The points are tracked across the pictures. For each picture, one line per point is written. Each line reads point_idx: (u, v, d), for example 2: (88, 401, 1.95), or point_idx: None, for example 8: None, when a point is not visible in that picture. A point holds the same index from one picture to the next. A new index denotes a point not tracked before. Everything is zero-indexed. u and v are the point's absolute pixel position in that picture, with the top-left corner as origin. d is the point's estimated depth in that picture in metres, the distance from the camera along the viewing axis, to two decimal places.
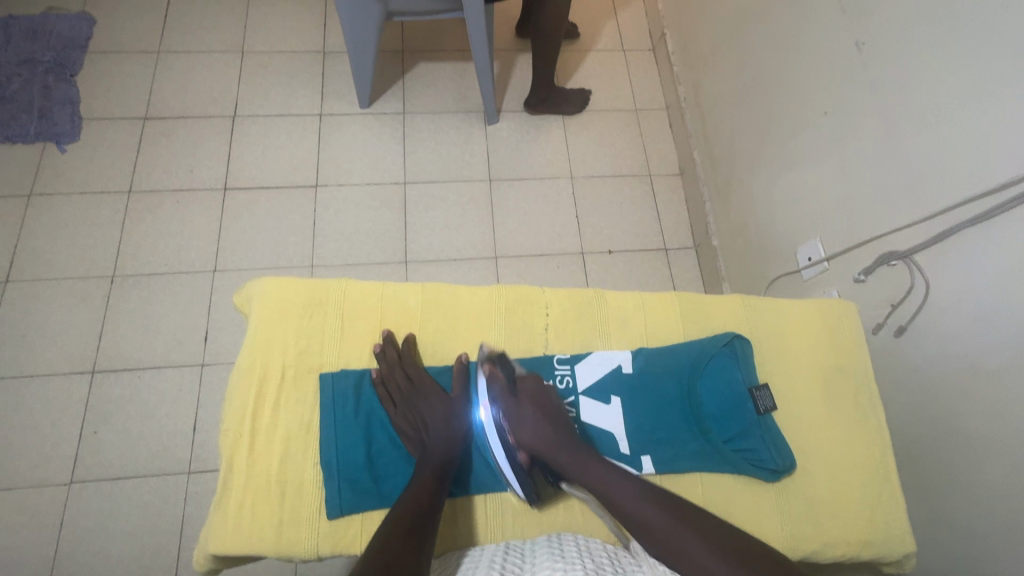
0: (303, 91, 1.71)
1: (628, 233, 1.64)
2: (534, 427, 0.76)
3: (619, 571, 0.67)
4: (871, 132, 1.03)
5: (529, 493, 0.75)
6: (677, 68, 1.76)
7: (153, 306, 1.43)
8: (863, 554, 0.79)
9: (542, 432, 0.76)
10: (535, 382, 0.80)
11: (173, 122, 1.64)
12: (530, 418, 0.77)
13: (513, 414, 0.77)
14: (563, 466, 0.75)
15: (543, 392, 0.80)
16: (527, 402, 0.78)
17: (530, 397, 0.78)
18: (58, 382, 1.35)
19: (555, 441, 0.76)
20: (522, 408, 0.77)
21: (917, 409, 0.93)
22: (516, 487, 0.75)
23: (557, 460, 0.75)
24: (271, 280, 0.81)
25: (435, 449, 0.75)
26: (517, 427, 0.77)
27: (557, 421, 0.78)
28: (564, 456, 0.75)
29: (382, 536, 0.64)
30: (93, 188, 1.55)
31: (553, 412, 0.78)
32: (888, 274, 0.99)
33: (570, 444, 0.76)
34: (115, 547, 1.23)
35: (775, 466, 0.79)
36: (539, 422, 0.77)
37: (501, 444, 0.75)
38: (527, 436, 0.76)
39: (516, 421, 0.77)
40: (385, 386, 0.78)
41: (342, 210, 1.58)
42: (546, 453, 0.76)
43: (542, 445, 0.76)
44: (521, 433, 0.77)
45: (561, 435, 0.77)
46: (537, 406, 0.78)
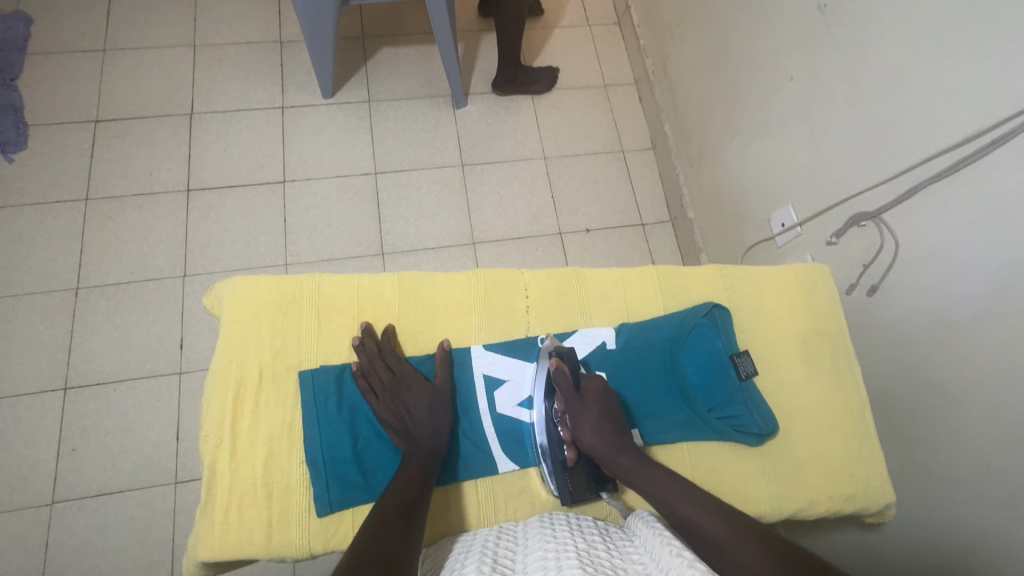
0: (262, 84, 1.65)
1: (605, 211, 1.64)
2: (593, 428, 0.76)
3: (613, 551, 0.67)
4: (837, 94, 1.04)
5: (565, 490, 0.77)
6: (644, 40, 1.75)
7: (122, 316, 1.39)
8: (846, 508, 0.82)
9: (602, 433, 0.76)
10: (599, 383, 0.79)
11: (127, 123, 1.57)
12: (589, 417, 0.76)
13: (574, 412, 0.77)
14: (618, 470, 0.75)
15: (607, 392, 0.79)
16: (591, 401, 0.77)
17: (595, 397, 0.78)
18: (29, 402, 1.30)
19: (611, 443, 0.75)
20: (584, 409, 0.77)
21: (892, 363, 0.95)
22: (552, 485, 0.78)
23: (608, 462, 0.75)
24: (241, 280, 0.79)
25: (423, 438, 0.74)
26: (577, 424, 0.76)
27: (617, 423, 0.77)
28: (619, 458, 0.75)
29: (369, 533, 0.62)
30: (46, 198, 1.48)
31: (615, 414, 0.78)
32: (859, 235, 1.01)
33: (627, 447, 0.76)
34: (105, 563, 1.20)
35: (758, 430, 0.80)
36: (599, 422, 0.76)
37: (550, 440, 0.78)
38: (585, 435, 0.76)
39: (576, 420, 0.76)
40: (368, 377, 0.76)
41: (313, 204, 1.54)
42: (597, 456, 0.76)
43: (600, 446, 0.75)
44: (580, 433, 0.76)
45: (620, 438, 0.76)
46: (600, 407, 0.77)
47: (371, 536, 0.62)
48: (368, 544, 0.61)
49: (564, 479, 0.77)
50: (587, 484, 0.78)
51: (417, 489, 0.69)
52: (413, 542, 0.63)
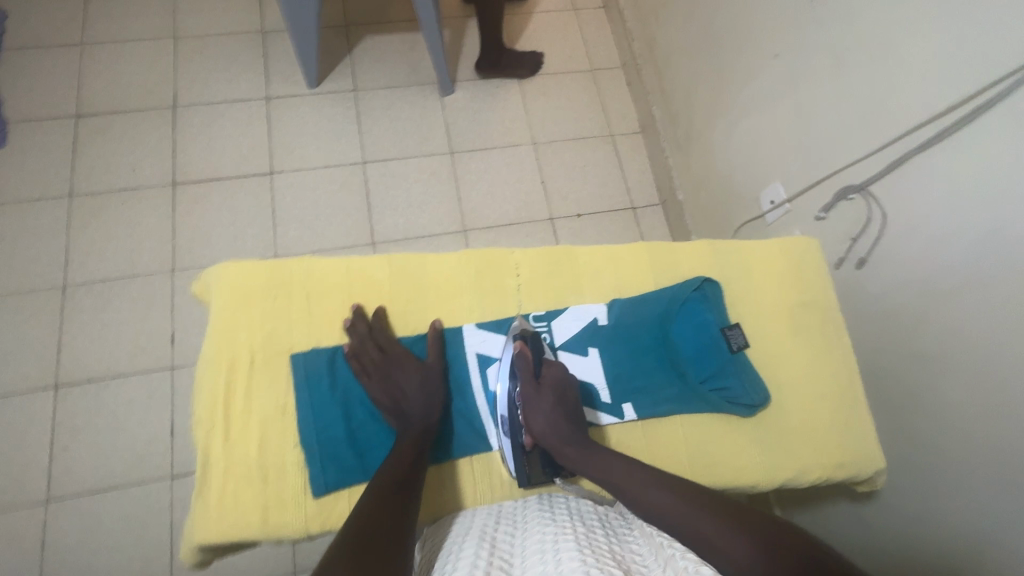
0: (245, 75, 1.63)
1: (595, 195, 1.63)
2: (548, 414, 0.75)
3: (612, 536, 0.67)
4: (822, 69, 1.04)
5: (520, 473, 0.76)
6: (630, 23, 1.74)
7: (111, 313, 1.37)
8: (838, 475, 0.83)
9: (555, 421, 0.75)
10: (559, 370, 0.78)
11: (108, 118, 1.55)
12: (543, 407, 0.76)
13: (529, 400, 0.76)
14: (570, 460, 0.74)
15: (565, 380, 0.78)
16: (547, 390, 0.77)
17: (552, 386, 0.77)
18: (19, 402, 1.29)
19: (564, 432, 0.75)
20: (541, 395, 0.76)
21: (880, 335, 0.96)
22: (511, 463, 0.77)
23: (562, 449, 0.74)
24: (229, 265, 0.78)
25: (417, 416, 0.74)
26: (530, 412, 0.76)
27: (572, 413, 0.77)
28: (569, 449, 0.74)
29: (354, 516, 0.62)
30: (28, 195, 1.45)
31: (569, 402, 0.77)
32: (847, 210, 1.02)
33: (579, 437, 0.75)
34: (103, 560, 1.20)
35: (750, 400, 0.81)
36: (553, 412, 0.76)
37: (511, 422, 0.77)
38: (540, 424, 0.75)
39: (531, 406, 0.76)
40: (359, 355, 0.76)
41: (301, 196, 1.52)
42: (551, 443, 0.75)
43: (551, 435, 0.75)
44: (534, 423, 0.75)
45: (574, 428, 0.76)
46: (555, 395, 0.77)
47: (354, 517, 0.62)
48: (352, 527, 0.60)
49: (520, 460, 0.76)
50: (540, 469, 0.77)
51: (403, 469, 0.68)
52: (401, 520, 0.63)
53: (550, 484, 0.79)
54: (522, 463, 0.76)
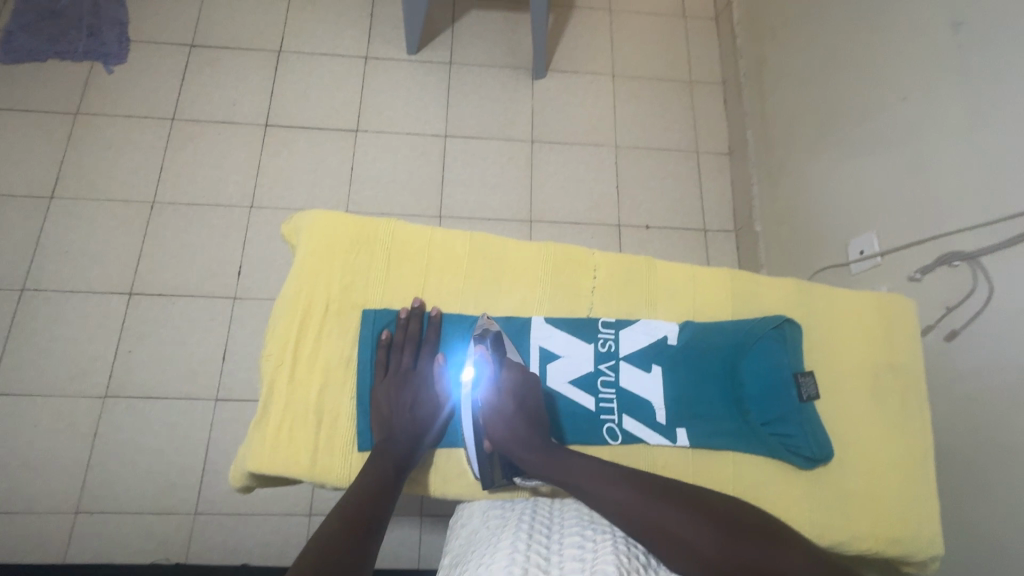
0: (350, 31, 1.67)
1: (668, 210, 1.59)
2: (504, 422, 0.75)
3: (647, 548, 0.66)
4: (954, 121, 0.96)
5: (482, 476, 0.76)
6: (741, 40, 1.68)
7: (190, 236, 1.45)
8: (889, 550, 0.78)
9: (512, 428, 0.75)
10: (516, 373, 0.77)
11: (218, 51, 1.62)
12: (503, 413, 0.76)
13: (489, 408, 0.77)
14: (526, 463, 0.74)
15: (527, 385, 0.77)
16: (506, 396, 0.76)
17: (512, 390, 0.76)
18: (97, 300, 1.39)
19: (522, 438, 0.74)
20: (501, 400, 0.76)
21: (962, 416, 0.90)
22: (474, 467, 0.77)
23: (520, 457, 0.74)
24: (321, 213, 0.81)
25: (411, 424, 0.75)
26: (490, 419, 0.77)
27: (534, 420, 0.76)
28: (528, 453, 0.74)
29: (374, 466, 0.69)
30: (136, 112, 1.55)
31: (531, 406, 0.76)
32: (948, 275, 0.95)
33: (538, 443, 0.74)
34: (144, 461, 1.28)
35: (811, 453, 0.78)
36: (513, 418, 0.75)
37: (472, 429, 0.77)
38: (497, 429, 0.75)
39: (491, 414, 0.76)
40: (410, 320, 0.80)
41: (381, 157, 1.56)
42: (509, 448, 0.75)
43: (510, 442, 0.74)
44: (493, 429, 0.76)
45: (532, 436, 0.74)
46: (515, 399, 0.76)
47: (374, 469, 0.69)
48: (372, 477, 0.68)
49: (482, 463, 0.76)
50: (500, 472, 0.77)
51: (424, 427, 0.76)
52: (404, 476, 0.71)
53: (513, 487, 0.79)
54: (485, 466, 0.76)
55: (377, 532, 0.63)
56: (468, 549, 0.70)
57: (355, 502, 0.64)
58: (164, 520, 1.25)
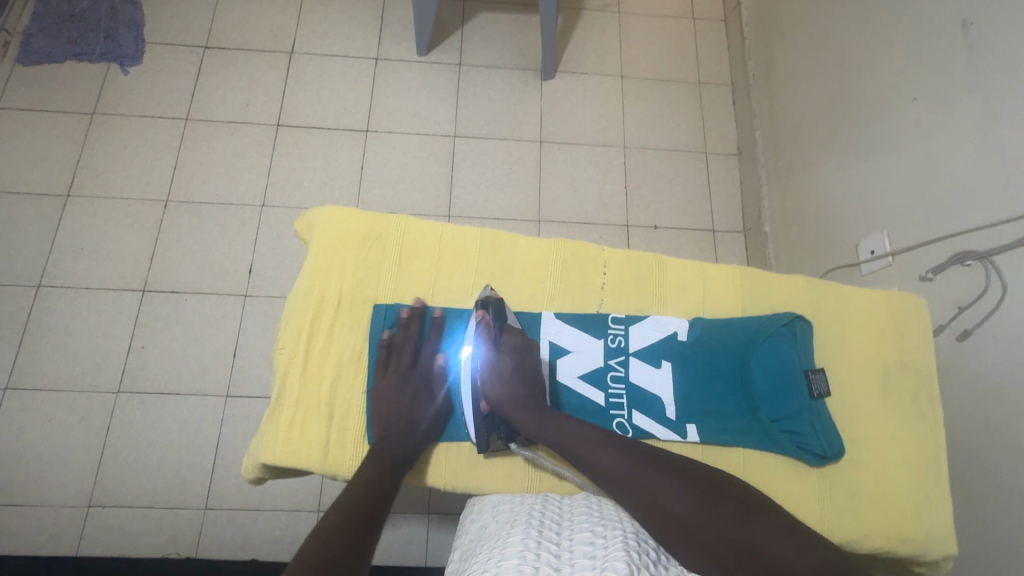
0: (360, 33, 1.69)
1: (677, 210, 1.59)
2: (504, 383, 0.75)
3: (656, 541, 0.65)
4: (966, 120, 0.96)
5: (479, 437, 0.75)
6: (750, 40, 1.67)
7: (203, 234, 1.47)
8: (901, 549, 0.77)
9: (512, 387, 0.75)
10: (518, 336, 0.78)
11: (231, 53, 1.64)
12: (501, 374, 0.76)
13: (486, 366, 0.76)
14: (524, 425, 0.73)
15: (526, 347, 0.78)
16: (505, 355, 0.76)
17: (512, 350, 0.77)
18: (111, 297, 1.41)
19: (520, 399, 0.74)
20: (501, 362, 0.76)
21: (975, 416, 0.89)
22: (471, 429, 0.76)
23: (518, 418, 0.74)
24: (333, 210, 0.83)
25: (410, 423, 0.75)
26: (487, 378, 0.76)
27: (532, 378, 0.76)
28: (526, 414, 0.73)
29: (371, 467, 0.70)
30: (151, 112, 1.57)
31: (529, 370, 0.77)
32: (960, 275, 0.94)
33: (536, 402, 0.75)
34: (156, 456, 1.30)
35: (822, 451, 0.77)
36: (511, 379, 0.75)
37: (469, 389, 0.76)
38: (495, 390, 0.75)
39: (488, 374, 0.76)
40: (411, 320, 0.80)
41: (390, 157, 1.57)
42: (506, 408, 0.74)
43: (507, 402, 0.74)
44: (490, 390, 0.75)
45: (531, 395, 0.75)
46: (514, 359, 0.77)
47: (373, 466, 0.70)
48: (371, 474, 0.69)
49: (477, 425, 0.75)
50: (496, 433, 0.77)
51: (423, 426, 0.76)
52: (400, 476, 0.71)
53: (505, 451, 0.79)
54: (481, 427, 0.75)
55: (374, 528, 0.64)
56: (477, 544, 0.70)
57: (354, 498, 0.65)
58: (175, 515, 1.27)
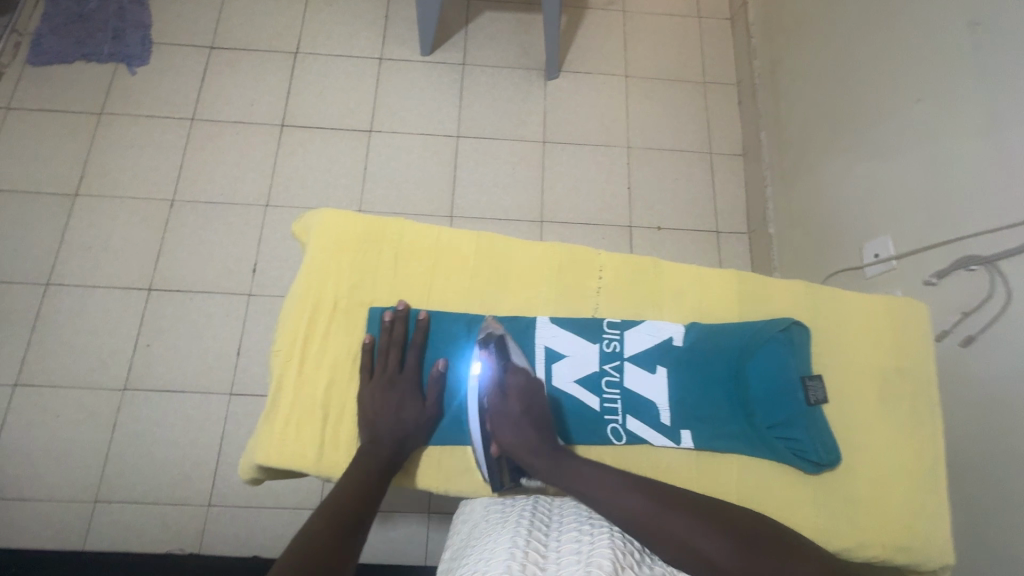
0: (365, 33, 1.69)
1: (680, 211, 1.58)
2: (512, 427, 0.74)
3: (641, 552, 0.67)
4: (971, 123, 0.94)
5: (492, 478, 0.76)
6: (756, 39, 1.66)
7: (207, 233, 1.48)
8: (897, 558, 0.77)
9: (521, 431, 0.74)
10: (523, 378, 0.77)
11: (237, 53, 1.65)
12: (510, 417, 0.75)
13: (496, 412, 0.76)
14: (536, 470, 0.73)
15: (532, 390, 0.77)
16: (512, 399, 0.76)
17: (518, 394, 0.76)
18: (118, 295, 1.42)
19: (530, 443, 0.74)
20: (507, 404, 0.76)
21: (977, 423, 0.88)
22: (483, 472, 0.77)
23: (529, 462, 0.73)
24: (331, 213, 0.83)
25: (392, 428, 0.74)
26: (498, 423, 0.76)
27: (541, 422, 0.75)
28: (536, 459, 0.73)
29: (359, 470, 0.70)
30: (158, 112, 1.59)
31: (537, 411, 0.76)
32: (964, 280, 0.93)
33: (545, 447, 0.74)
34: (160, 453, 1.32)
35: (818, 458, 0.77)
36: (520, 422, 0.75)
37: (479, 433, 0.76)
38: (505, 434, 0.74)
39: (498, 419, 0.76)
40: (395, 323, 0.79)
41: (393, 157, 1.57)
42: (517, 453, 0.74)
43: (517, 446, 0.74)
44: (500, 434, 0.75)
45: (542, 440, 0.74)
46: (522, 403, 0.76)
47: (359, 469, 0.71)
48: (359, 476, 0.70)
49: (489, 468, 0.76)
50: (509, 475, 0.77)
51: (408, 430, 0.76)
52: (388, 480, 0.72)
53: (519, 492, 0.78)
54: (492, 471, 0.76)
55: (361, 527, 0.64)
56: (468, 544, 0.72)
57: (339, 501, 0.66)
58: (179, 511, 1.28)
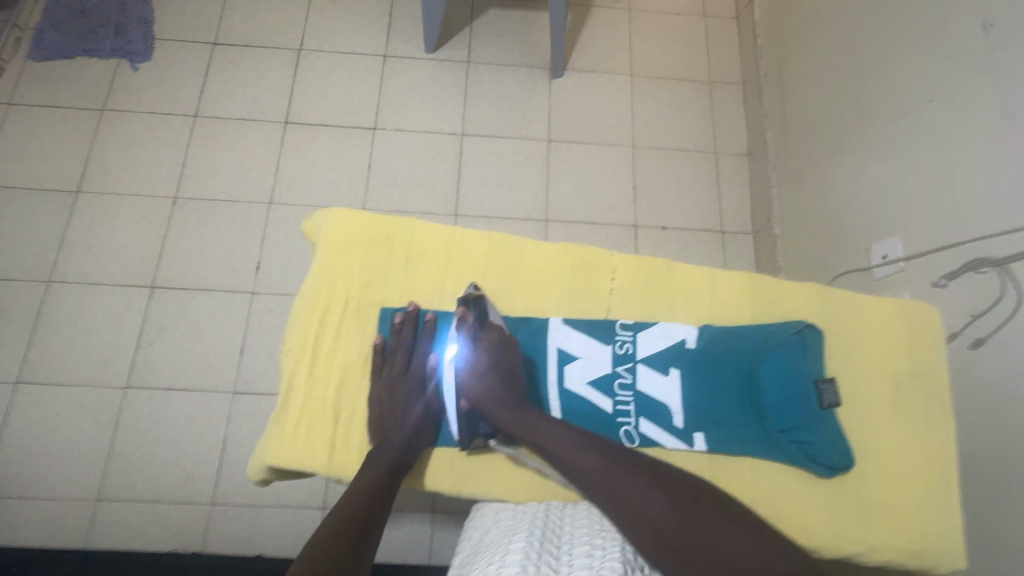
0: (369, 30, 1.68)
1: (685, 211, 1.58)
2: (484, 377, 0.74)
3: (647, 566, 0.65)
4: (982, 125, 0.94)
5: (460, 432, 0.75)
6: (762, 38, 1.65)
7: (210, 231, 1.47)
8: (909, 562, 0.77)
9: (488, 383, 0.74)
10: (498, 333, 0.77)
11: (240, 50, 1.64)
12: (480, 370, 0.74)
13: (463, 361, 0.75)
14: (503, 422, 0.73)
15: (504, 344, 0.77)
16: (484, 350, 0.75)
17: (489, 346, 0.76)
18: (120, 293, 1.41)
19: (500, 397, 0.73)
20: (479, 354, 0.75)
21: (988, 426, 0.88)
22: (453, 426, 0.75)
23: (498, 415, 0.73)
24: (341, 212, 0.83)
25: (398, 429, 0.74)
26: (467, 373, 0.74)
27: (510, 377, 0.75)
28: (506, 411, 0.73)
29: (366, 475, 0.70)
30: (160, 109, 1.57)
31: (507, 368, 0.76)
32: (975, 282, 0.93)
33: (516, 402, 0.73)
34: (163, 451, 1.31)
35: (832, 462, 0.77)
36: (489, 375, 0.74)
37: (450, 382, 0.75)
38: (474, 384, 0.74)
39: (469, 368, 0.75)
40: (404, 324, 0.79)
41: (397, 155, 1.56)
42: (485, 405, 0.73)
43: (487, 398, 0.73)
44: (469, 385, 0.74)
45: (509, 393, 0.74)
46: (490, 356, 0.75)
47: (368, 473, 0.70)
48: (367, 481, 0.69)
49: (458, 421, 0.75)
50: (477, 431, 0.75)
51: (414, 430, 0.75)
52: (398, 481, 0.71)
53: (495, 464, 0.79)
54: (461, 421, 0.74)
55: (371, 537, 0.64)
56: (478, 550, 0.72)
57: (347, 509, 0.65)
58: (182, 510, 1.28)
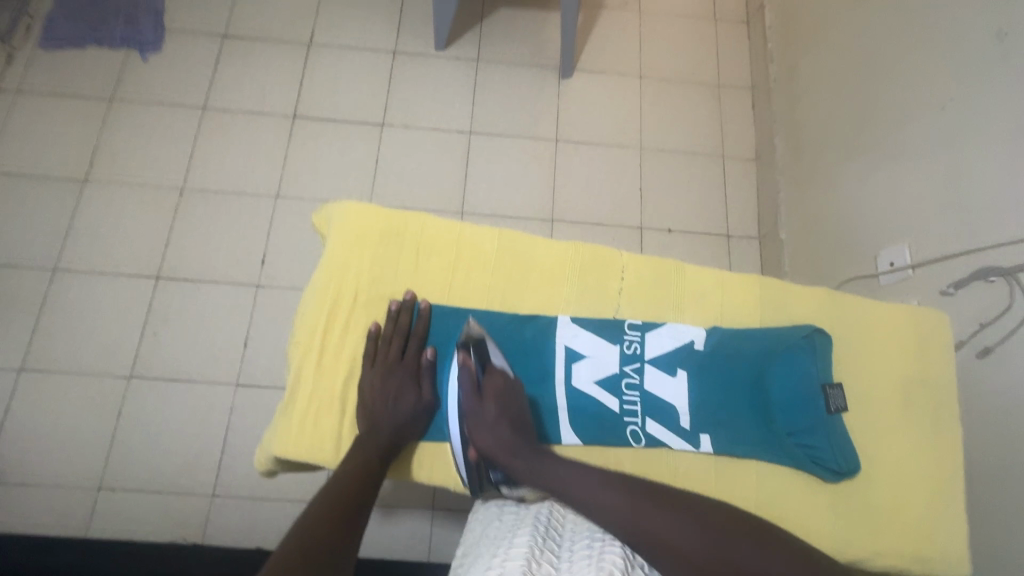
0: (379, 26, 1.68)
1: (692, 213, 1.57)
2: (491, 430, 0.73)
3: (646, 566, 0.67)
4: (991, 133, 0.94)
5: (471, 482, 0.76)
6: (773, 43, 1.65)
7: (216, 223, 1.48)
8: (913, 568, 0.77)
9: (498, 435, 0.73)
10: (501, 380, 0.76)
11: (251, 42, 1.64)
12: (488, 422, 0.74)
13: (473, 415, 0.75)
14: (514, 472, 0.73)
15: (510, 389, 0.76)
16: (489, 402, 0.74)
17: (494, 397, 0.75)
18: (125, 282, 1.42)
19: (509, 446, 0.73)
20: (484, 408, 0.74)
21: (993, 435, 0.88)
22: (463, 476, 0.76)
23: (509, 466, 0.73)
24: (353, 205, 0.82)
25: (390, 418, 0.74)
26: (475, 429, 0.74)
27: (518, 424, 0.74)
28: (516, 461, 0.73)
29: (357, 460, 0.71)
30: (169, 99, 1.58)
31: (514, 412, 0.75)
32: (983, 291, 0.92)
33: (525, 449, 0.73)
34: (165, 441, 1.31)
35: (837, 466, 0.77)
36: (497, 426, 0.74)
37: (459, 437, 0.76)
38: (482, 439, 0.74)
39: (476, 424, 0.74)
40: (401, 312, 0.79)
41: (405, 151, 1.57)
42: (494, 457, 0.73)
43: (495, 452, 0.73)
44: (478, 439, 0.74)
45: (520, 440, 0.74)
46: (498, 405, 0.74)
47: (359, 458, 0.71)
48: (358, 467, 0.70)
49: (468, 472, 0.76)
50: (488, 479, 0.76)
51: (406, 420, 0.75)
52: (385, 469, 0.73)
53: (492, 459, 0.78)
54: (472, 474, 0.76)
55: (359, 520, 0.66)
56: (481, 541, 0.73)
57: (337, 491, 0.67)
58: (182, 500, 1.28)
